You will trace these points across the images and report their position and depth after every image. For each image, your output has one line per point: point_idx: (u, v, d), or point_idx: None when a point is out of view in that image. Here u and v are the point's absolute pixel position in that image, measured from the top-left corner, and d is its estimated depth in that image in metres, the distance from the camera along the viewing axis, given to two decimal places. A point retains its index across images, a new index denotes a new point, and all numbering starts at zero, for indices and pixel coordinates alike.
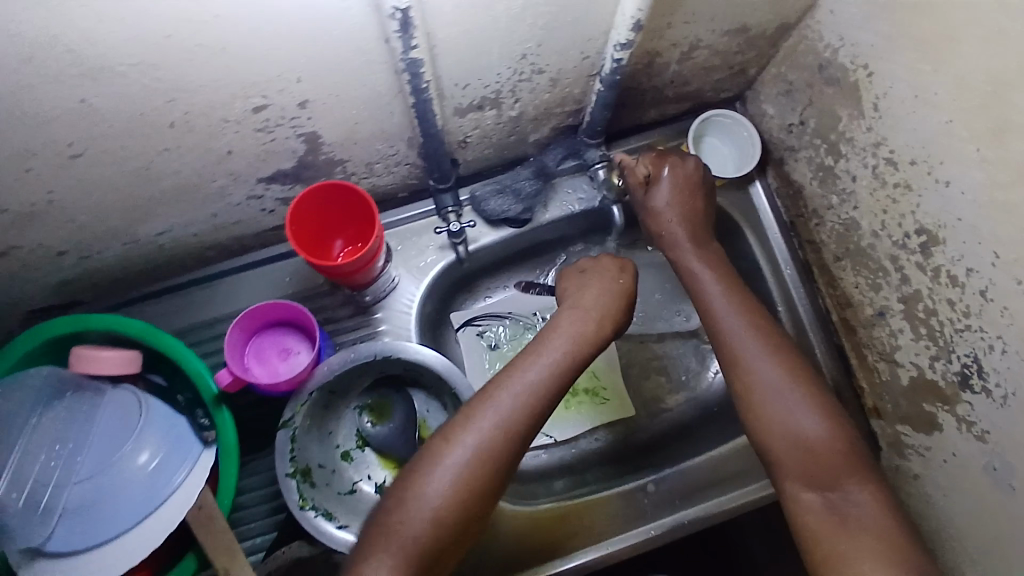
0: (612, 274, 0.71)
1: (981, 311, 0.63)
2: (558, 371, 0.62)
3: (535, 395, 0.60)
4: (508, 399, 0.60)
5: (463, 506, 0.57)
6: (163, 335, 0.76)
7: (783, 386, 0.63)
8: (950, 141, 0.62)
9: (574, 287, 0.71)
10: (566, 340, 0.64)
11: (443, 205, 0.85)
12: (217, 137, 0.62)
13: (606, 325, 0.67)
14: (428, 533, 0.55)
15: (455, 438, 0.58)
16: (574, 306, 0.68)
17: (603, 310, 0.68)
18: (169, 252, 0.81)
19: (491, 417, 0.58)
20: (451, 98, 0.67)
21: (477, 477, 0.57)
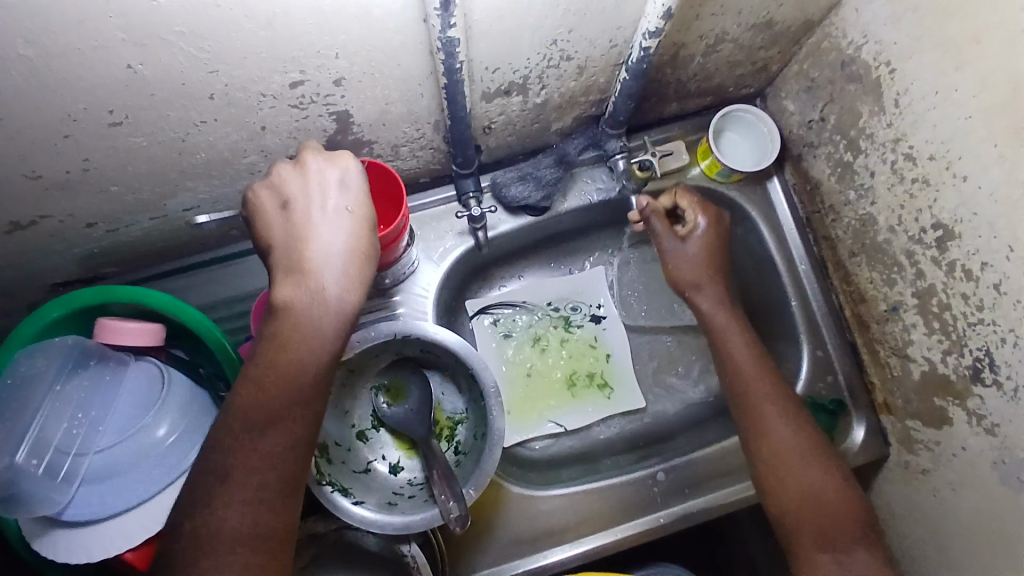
0: (322, 200, 0.59)
1: (995, 305, 0.64)
2: (343, 297, 0.57)
3: (329, 326, 0.57)
4: (304, 334, 0.56)
5: (299, 447, 0.56)
6: (188, 308, 0.77)
7: (804, 453, 0.70)
8: (970, 137, 0.63)
9: (271, 212, 0.59)
10: (345, 259, 0.58)
11: (464, 190, 0.85)
12: (252, 112, 0.63)
13: (326, 259, 0.58)
14: (272, 483, 0.54)
15: (267, 386, 0.55)
16: (326, 217, 0.58)
17: (364, 219, 0.59)
18: (194, 228, 0.82)
19: (298, 353, 0.56)
20: (480, 82, 0.68)
21: (303, 416, 0.56)
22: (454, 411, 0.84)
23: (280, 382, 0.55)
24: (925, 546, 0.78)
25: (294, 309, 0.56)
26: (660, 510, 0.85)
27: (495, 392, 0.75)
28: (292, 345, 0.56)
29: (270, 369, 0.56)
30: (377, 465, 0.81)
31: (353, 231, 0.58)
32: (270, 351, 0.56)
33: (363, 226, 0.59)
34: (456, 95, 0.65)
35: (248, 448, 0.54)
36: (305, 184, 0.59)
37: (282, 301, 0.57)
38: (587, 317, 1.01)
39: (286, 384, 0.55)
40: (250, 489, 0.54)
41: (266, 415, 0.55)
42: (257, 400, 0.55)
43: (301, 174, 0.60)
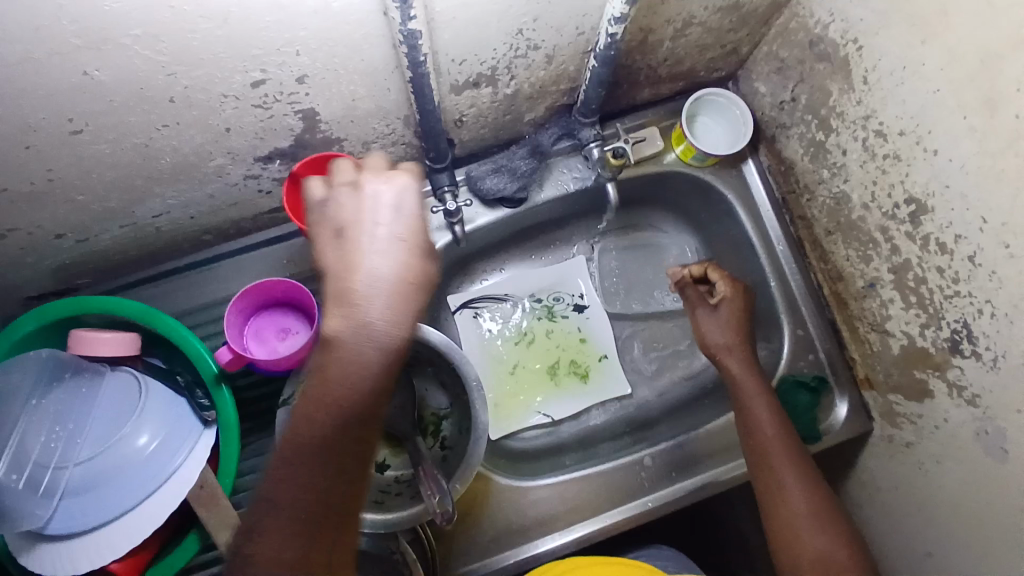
0: (364, 212, 0.49)
1: (970, 277, 0.64)
2: (389, 335, 0.47)
3: (375, 367, 0.47)
4: (355, 376, 0.46)
5: (347, 489, 0.48)
6: (161, 317, 0.75)
7: (819, 516, 0.70)
8: (940, 110, 0.63)
9: (411, 232, 0.49)
10: (393, 288, 0.47)
11: (439, 185, 0.84)
12: (216, 113, 0.62)
13: (374, 292, 0.47)
14: (308, 540, 0.47)
15: (319, 425, 0.47)
16: (376, 241, 0.48)
17: (417, 242, 0.49)
18: (166, 234, 0.81)
19: (348, 393, 0.47)
20: (447, 75, 0.68)
21: (349, 463, 0.48)
22: (440, 407, 0.84)
23: (333, 423, 0.47)
24: (911, 518, 0.79)
25: (343, 345, 0.46)
26: (648, 495, 0.85)
27: (478, 387, 0.75)
28: (338, 385, 0.46)
29: (319, 409, 0.47)
30: None
31: (405, 258, 0.48)
32: (321, 388, 0.47)
33: (414, 252, 0.49)
34: (423, 88, 0.64)
35: (287, 498, 0.46)
36: (358, 201, 0.49)
37: (326, 337, 0.47)
38: (570, 307, 1.01)
39: (338, 426, 0.47)
40: (282, 548, 0.46)
41: (319, 457, 0.47)
42: (302, 444, 0.47)
43: (353, 191, 0.50)
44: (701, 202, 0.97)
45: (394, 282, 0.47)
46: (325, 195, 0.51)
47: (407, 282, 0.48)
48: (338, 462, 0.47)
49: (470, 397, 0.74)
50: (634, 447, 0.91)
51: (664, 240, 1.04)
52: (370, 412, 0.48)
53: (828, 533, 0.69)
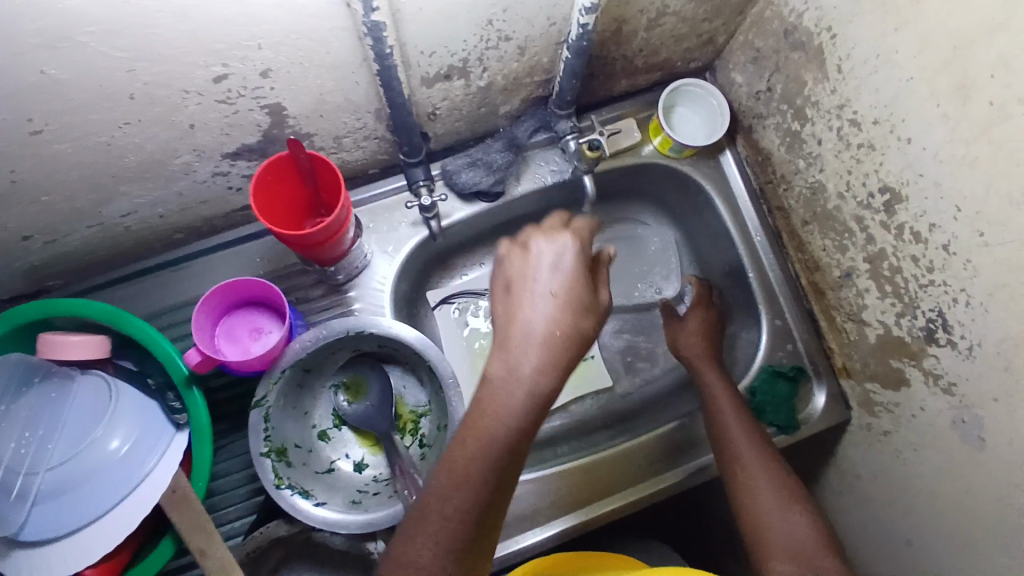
0: (547, 252, 0.57)
1: (945, 266, 0.64)
2: (541, 382, 0.53)
3: (532, 408, 0.54)
4: (512, 414, 0.53)
5: (489, 509, 0.53)
6: (130, 318, 0.74)
7: (781, 489, 0.70)
8: (913, 98, 0.62)
9: (550, 279, 0.56)
10: (551, 337, 0.54)
11: (414, 179, 0.83)
12: (179, 110, 0.60)
13: (550, 336, 0.54)
14: (463, 542, 0.51)
15: (478, 453, 0.52)
16: (538, 294, 0.55)
17: (572, 299, 0.55)
18: (134, 234, 0.79)
19: (508, 429, 0.52)
20: (417, 67, 0.66)
21: (500, 480, 0.53)
22: (417, 404, 0.83)
23: (493, 451, 0.52)
24: (890, 506, 0.80)
25: (503, 382, 0.53)
26: (630, 487, 0.85)
27: (454, 383, 0.74)
28: (502, 419, 0.53)
29: (473, 427, 0.53)
30: (340, 464, 0.79)
31: (557, 316, 0.55)
32: (480, 421, 0.53)
33: (590, 309, 0.56)
34: (391, 81, 0.63)
35: (445, 502, 0.52)
36: (526, 259, 0.57)
37: (488, 376, 0.54)
38: None
39: (501, 454, 0.52)
40: (440, 541, 0.51)
41: (481, 480, 0.52)
42: (460, 457, 0.53)
43: (523, 249, 0.58)
44: (680, 194, 0.96)
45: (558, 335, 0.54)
46: (499, 258, 0.59)
47: (570, 330, 0.55)
48: (495, 485, 0.53)
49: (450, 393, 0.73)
50: (616, 440, 0.91)
51: (645, 232, 1.03)
52: (522, 446, 0.53)
53: (800, 515, 0.67)
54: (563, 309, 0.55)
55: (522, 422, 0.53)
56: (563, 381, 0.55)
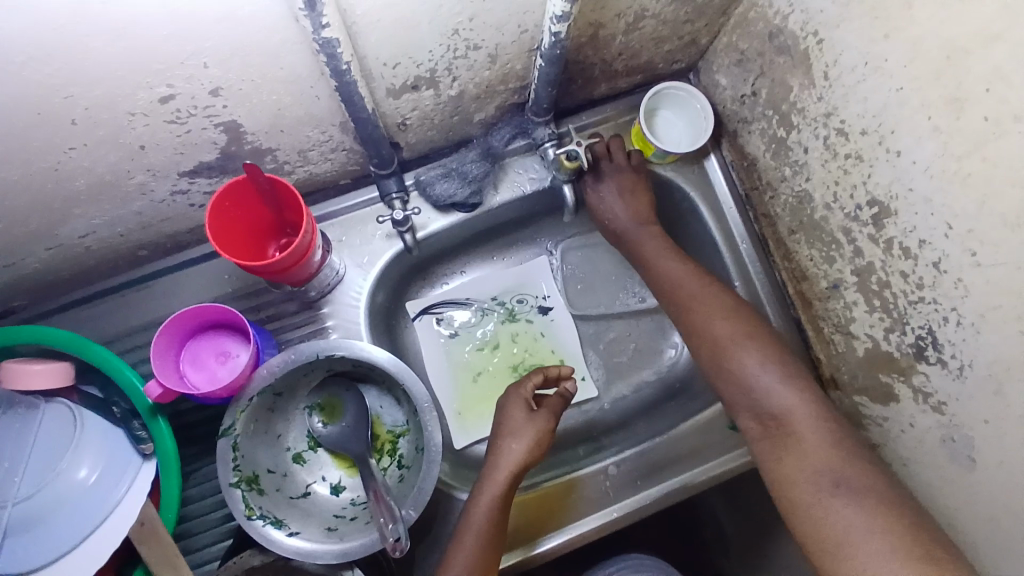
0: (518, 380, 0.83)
1: (935, 283, 0.62)
2: (503, 476, 0.72)
3: (500, 506, 0.70)
4: (485, 513, 0.69)
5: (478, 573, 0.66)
6: (89, 345, 0.72)
7: (733, 337, 0.79)
8: (903, 110, 0.59)
9: (510, 404, 0.79)
10: (510, 448, 0.74)
11: (387, 191, 0.79)
12: (127, 131, 0.57)
13: (511, 442, 0.74)
14: None
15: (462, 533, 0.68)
16: (504, 422, 0.77)
17: (521, 417, 0.77)
18: (95, 256, 0.75)
19: (482, 525, 0.68)
20: (380, 79, 0.63)
21: (480, 548, 0.67)
22: (394, 424, 0.80)
23: (472, 528, 0.68)
24: None
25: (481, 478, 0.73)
26: (612, 505, 0.81)
27: (429, 408, 0.71)
28: (477, 519, 0.69)
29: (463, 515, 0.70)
30: (317, 488, 0.77)
31: (516, 433, 0.75)
32: (463, 521, 0.69)
33: (540, 436, 0.75)
34: (352, 96, 0.60)
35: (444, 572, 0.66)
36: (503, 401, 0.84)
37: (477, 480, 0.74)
38: (534, 309, 0.98)
39: (475, 534, 0.67)
40: None
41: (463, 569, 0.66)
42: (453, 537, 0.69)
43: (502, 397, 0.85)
44: (664, 198, 0.93)
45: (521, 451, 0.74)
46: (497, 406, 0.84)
47: (528, 440, 0.75)
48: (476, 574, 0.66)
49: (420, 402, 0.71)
50: (601, 453, 0.88)
51: None
52: (494, 543, 0.68)
53: (753, 356, 0.78)
54: (520, 431, 0.75)
55: (485, 506, 0.69)
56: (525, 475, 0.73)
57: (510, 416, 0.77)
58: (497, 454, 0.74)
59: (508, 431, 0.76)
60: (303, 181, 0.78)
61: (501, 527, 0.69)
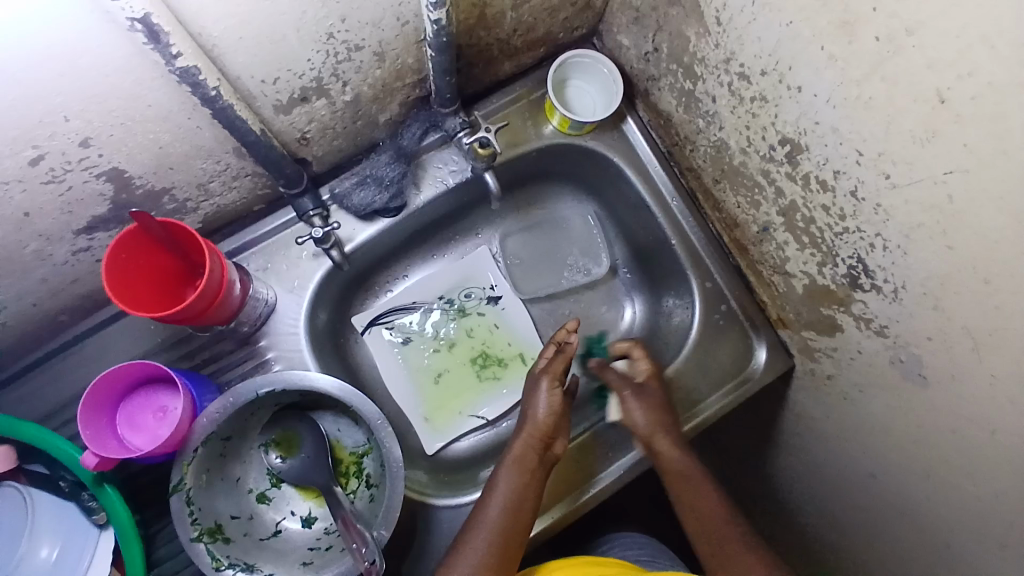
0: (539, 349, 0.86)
1: (856, 212, 0.62)
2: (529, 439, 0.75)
3: (527, 469, 0.72)
4: (516, 476, 0.72)
5: (512, 530, 0.68)
6: (28, 426, 0.67)
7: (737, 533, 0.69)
8: (796, 44, 0.58)
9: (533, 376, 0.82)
10: (534, 413, 0.77)
11: (304, 209, 0.77)
12: (1, 202, 0.53)
13: (534, 408, 0.78)
14: (496, 550, 0.66)
15: (494, 493, 0.71)
16: (528, 392, 0.80)
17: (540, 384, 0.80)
18: (7, 335, 0.70)
19: (510, 495, 0.70)
20: (263, 97, 0.60)
21: (513, 506, 0.69)
22: (356, 445, 0.79)
23: (507, 488, 0.71)
24: (847, 447, 0.79)
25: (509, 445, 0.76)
26: (596, 479, 0.81)
27: (383, 425, 0.70)
28: (502, 492, 0.70)
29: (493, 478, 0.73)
30: (287, 524, 0.75)
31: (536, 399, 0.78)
32: (493, 485, 0.72)
33: (557, 408, 0.78)
34: (232, 121, 0.57)
35: (475, 530, 0.68)
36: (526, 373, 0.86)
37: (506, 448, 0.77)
38: (483, 300, 0.96)
39: (509, 492, 0.70)
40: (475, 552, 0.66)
41: (490, 541, 0.67)
42: (485, 497, 0.71)
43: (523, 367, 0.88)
44: (591, 168, 0.92)
45: (541, 426, 0.76)
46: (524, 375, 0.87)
47: (550, 403, 0.77)
48: (505, 546, 0.67)
49: (368, 416, 0.70)
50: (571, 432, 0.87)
51: (565, 212, 1.00)
52: (518, 514, 0.69)
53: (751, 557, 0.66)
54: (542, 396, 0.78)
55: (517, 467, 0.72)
56: (551, 437, 0.76)
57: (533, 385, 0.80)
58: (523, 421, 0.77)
59: (530, 399, 0.79)
60: (211, 216, 0.75)
61: (524, 498, 0.70)
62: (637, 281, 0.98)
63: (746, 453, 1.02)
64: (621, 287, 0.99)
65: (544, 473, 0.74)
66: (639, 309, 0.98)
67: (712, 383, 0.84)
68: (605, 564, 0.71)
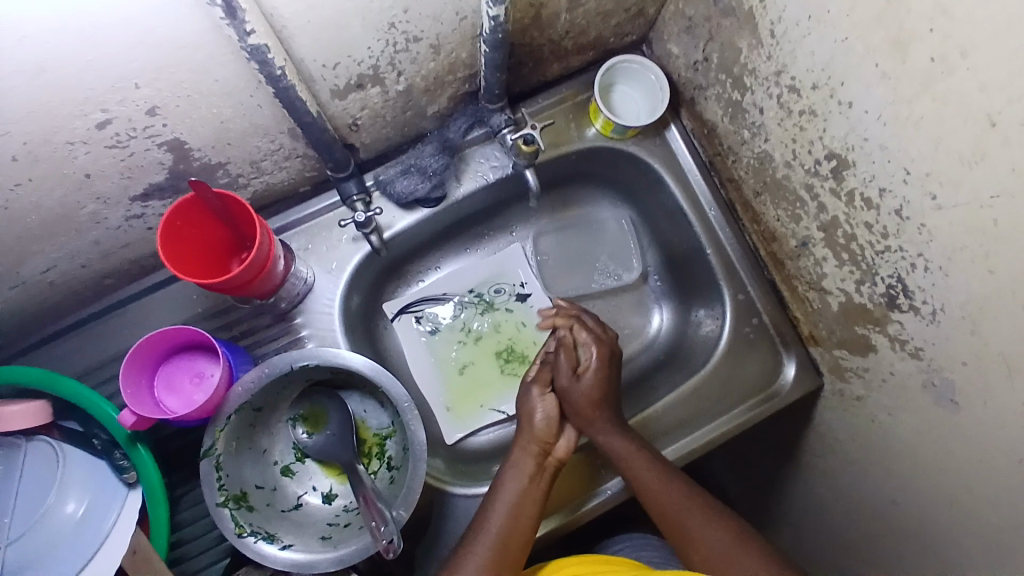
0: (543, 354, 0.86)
1: (899, 231, 0.61)
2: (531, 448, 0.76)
3: (529, 479, 0.73)
4: (518, 487, 0.72)
5: (514, 533, 0.68)
6: (68, 382, 0.70)
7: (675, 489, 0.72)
8: (850, 59, 0.58)
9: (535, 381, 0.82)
10: (532, 420, 0.78)
11: (348, 193, 0.78)
12: (68, 161, 0.55)
13: (530, 417, 0.79)
14: (499, 553, 0.67)
15: (497, 500, 0.71)
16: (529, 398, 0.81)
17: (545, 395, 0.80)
18: (58, 293, 0.73)
19: (509, 503, 0.70)
20: (322, 80, 0.62)
21: (516, 513, 0.70)
22: (380, 427, 0.80)
23: (509, 497, 0.71)
24: (870, 470, 0.78)
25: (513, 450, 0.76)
26: (606, 483, 0.80)
27: (409, 408, 0.71)
28: (502, 497, 0.71)
29: (495, 485, 0.73)
30: (308, 498, 0.77)
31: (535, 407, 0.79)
32: (494, 493, 0.72)
33: (551, 415, 0.79)
34: (292, 101, 0.59)
35: (480, 531, 0.69)
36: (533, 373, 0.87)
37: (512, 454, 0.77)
38: (512, 297, 0.97)
39: (512, 503, 0.71)
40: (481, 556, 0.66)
41: (490, 548, 0.67)
42: (488, 504, 0.71)
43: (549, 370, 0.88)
44: (630, 173, 0.93)
45: (538, 431, 0.78)
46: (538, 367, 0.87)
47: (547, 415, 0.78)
48: (505, 547, 0.67)
49: (397, 398, 0.71)
50: None
51: (600, 215, 1.00)
52: (520, 518, 0.70)
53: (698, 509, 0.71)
54: (540, 405, 0.79)
55: (517, 478, 0.72)
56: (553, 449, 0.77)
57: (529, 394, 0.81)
58: (524, 429, 0.78)
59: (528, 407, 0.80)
60: (259, 193, 0.77)
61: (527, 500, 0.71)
62: (667, 289, 0.98)
63: (765, 471, 1.02)
64: (651, 295, 1.00)
65: (546, 478, 0.74)
66: (667, 317, 0.98)
67: (737, 395, 0.84)
68: (619, 563, 0.71)
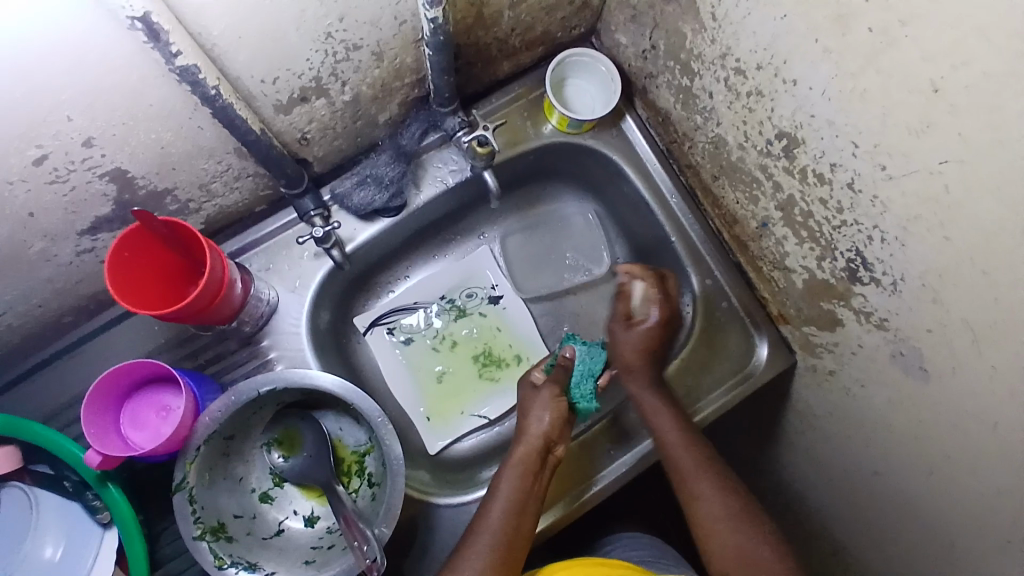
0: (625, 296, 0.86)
1: (854, 205, 0.61)
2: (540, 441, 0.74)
3: (527, 476, 0.72)
4: (517, 490, 0.71)
5: (517, 532, 0.68)
6: (30, 424, 0.67)
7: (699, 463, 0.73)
8: (791, 37, 0.58)
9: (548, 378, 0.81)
10: (541, 413, 0.76)
11: (304, 210, 0.77)
12: (7, 202, 0.54)
13: (538, 413, 0.76)
14: (503, 549, 0.66)
15: (498, 498, 0.70)
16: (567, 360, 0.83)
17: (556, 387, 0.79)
18: (13, 335, 0.70)
19: (509, 499, 0.70)
20: (262, 97, 0.61)
21: (519, 504, 0.70)
22: (358, 444, 0.79)
23: (512, 491, 0.70)
24: (849, 441, 0.79)
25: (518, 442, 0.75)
26: (595, 478, 0.79)
27: (383, 423, 0.70)
28: (501, 496, 0.70)
29: (500, 480, 0.72)
30: (290, 523, 0.76)
31: (544, 404, 0.77)
32: (493, 492, 0.71)
33: (558, 415, 0.76)
34: (232, 120, 0.57)
35: (484, 526, 0.68)
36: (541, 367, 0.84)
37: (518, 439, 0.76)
38: (484, 300, 0.96)
39: (514, 500, 0.70)
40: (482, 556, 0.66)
41: (492, 547, 0.66)
42: (493, 499, 0.70)
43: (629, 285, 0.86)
44: (590, 167, 0.92)
45: (545, 429, 0.75)
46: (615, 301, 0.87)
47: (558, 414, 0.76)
48: (506, 544, 0.67)
49: (370, 413, 0.70)
50: None
51: (565, 211, 1.00)
52: (522, 516, 0.69)
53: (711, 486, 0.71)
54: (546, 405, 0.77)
55: (519, 476, 0.71)
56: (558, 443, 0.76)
57: (540, 401, 0.78)
58: (527, 426, 0.76)
59: (538, 402, 0.77)
60: (213, 216, 0.76)
61: (526, 501, 0.70)
62: None
63: (749, 452, 1.02)
64: None
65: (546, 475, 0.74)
66: None
67: (714, 380, 0.84)
68: (608, 564, 0.70)
